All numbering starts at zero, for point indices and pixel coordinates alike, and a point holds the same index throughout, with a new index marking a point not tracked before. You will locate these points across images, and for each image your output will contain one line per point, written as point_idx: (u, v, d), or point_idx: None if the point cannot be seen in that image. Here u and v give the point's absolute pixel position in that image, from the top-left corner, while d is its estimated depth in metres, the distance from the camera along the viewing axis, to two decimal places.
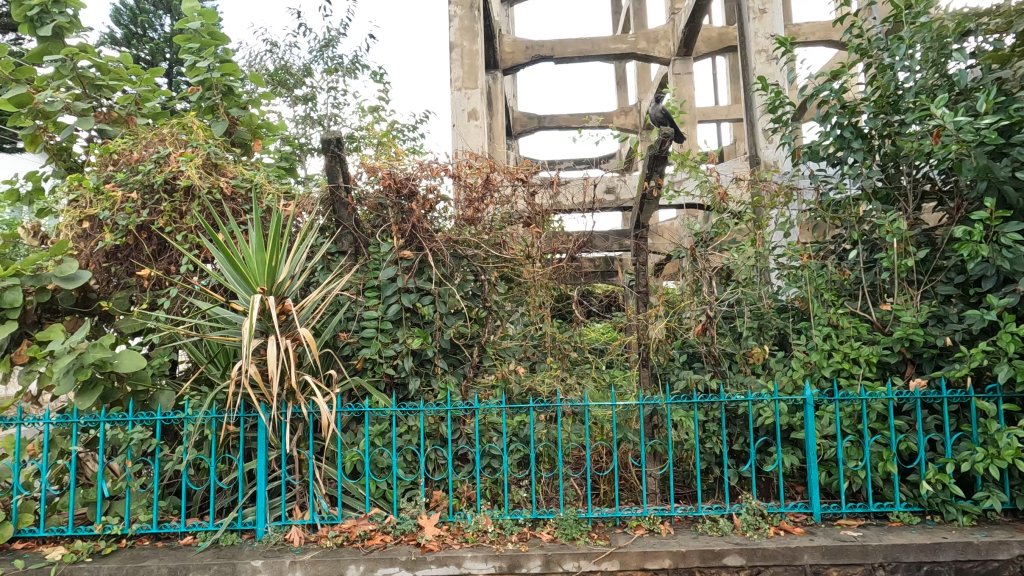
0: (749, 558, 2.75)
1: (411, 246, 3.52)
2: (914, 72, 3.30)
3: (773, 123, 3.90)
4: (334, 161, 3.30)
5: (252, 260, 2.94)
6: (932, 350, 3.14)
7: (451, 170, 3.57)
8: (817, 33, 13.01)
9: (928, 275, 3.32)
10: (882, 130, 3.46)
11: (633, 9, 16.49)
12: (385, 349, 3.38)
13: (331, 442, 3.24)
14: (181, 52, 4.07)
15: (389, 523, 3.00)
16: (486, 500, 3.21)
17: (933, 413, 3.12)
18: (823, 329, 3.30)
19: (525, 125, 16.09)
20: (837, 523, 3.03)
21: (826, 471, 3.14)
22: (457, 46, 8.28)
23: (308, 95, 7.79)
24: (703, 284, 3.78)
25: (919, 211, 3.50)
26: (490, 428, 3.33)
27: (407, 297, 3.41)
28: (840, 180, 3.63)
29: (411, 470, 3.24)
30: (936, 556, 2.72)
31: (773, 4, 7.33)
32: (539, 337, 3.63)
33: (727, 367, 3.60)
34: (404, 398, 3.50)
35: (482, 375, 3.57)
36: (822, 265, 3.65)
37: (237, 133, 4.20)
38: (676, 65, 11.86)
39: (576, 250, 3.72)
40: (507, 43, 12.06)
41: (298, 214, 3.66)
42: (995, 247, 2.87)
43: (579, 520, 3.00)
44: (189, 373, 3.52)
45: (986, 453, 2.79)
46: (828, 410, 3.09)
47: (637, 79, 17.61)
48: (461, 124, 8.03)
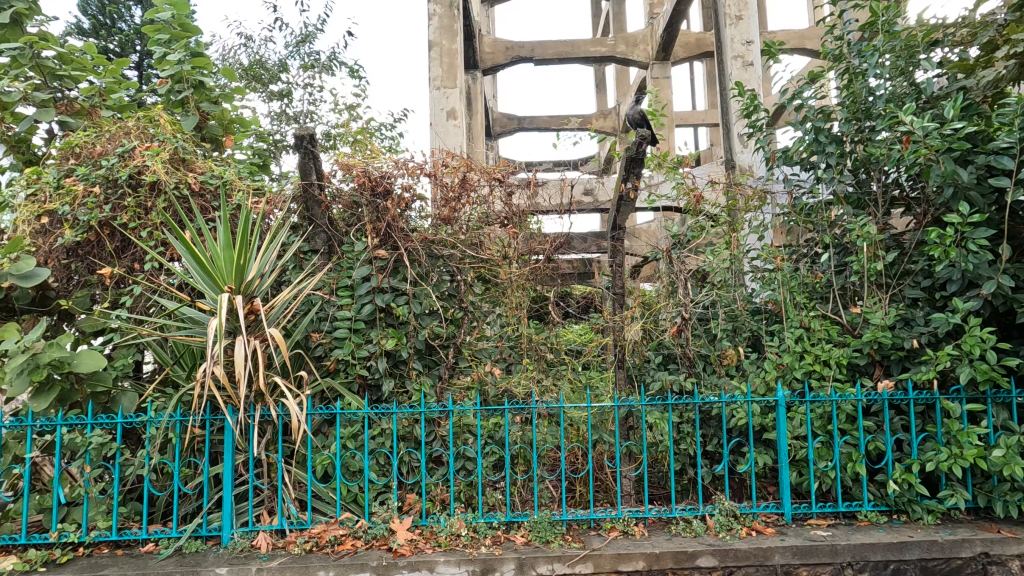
0: (722, 559, 2.76)
1: (386, 245, 3.45)
2: (884, 80, 3.37)
3: (749, 128, 3.94)
4: (307, 157, 3.24)
5: (219, 259, 2.86)
6: (899, 352, 3.20)
7: (428, 169, 3.53)
8: (792, 40, 13.36)
9: (897, 278, 3.39)
10: (855, 135, 3.51)
11: (612, 12, 16.63)
12: (359, 349, 3.32)
13: (302, 446, 3.17)
14: (150, 44, 3.97)
15: (361, 528, 2.95)
16: (460, 503, 3.18)
17: (900, 414, 3.18)
18: (796, 331, 3.34)
19: (505, 126, 16.13)
20: (807, 522, 3.06)
21: (797, 471, 3.18)
22: (437, 45, 8.23)
23: (284, 91, 7.66)
24: (679, 286, 3.82)
25: (889, 216, 3.56)
26: (465, 430, 3.30)
27: (381, 297, 3.34)
28: (813, 185, 3.74)
29: (383, 474, 3.19)
30: (902, 555, 2.77)
31: (749, 11, 7.45)
32: (515, 338, 3.61)
33: (701, 368, 3.64)
34: (377, 399, 3.43)
35: (458, 376, 3.53)
36: (795, 268, 3.71)
37: (208, 128, 4.10)
38: (655, 69, 12.10)
39: (553, 251, 3.73)
40: (487, 43, 12.06)
41: (270, 211, 3.58)
42: (962, 253, 2.93)
43: (553, 522, 2.98)
44: (154, 374, 3.40)
45: (950, 452, 2.85)
46: (799, 411, 3.13)
47: (616, 82, 17.76)
48: (439, 124, 7.95)
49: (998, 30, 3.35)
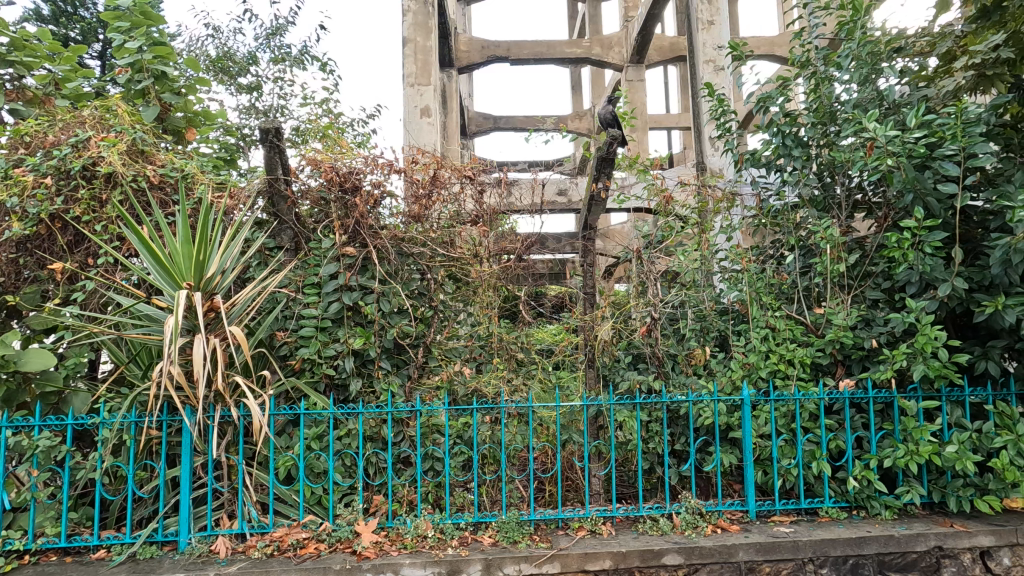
0: (687, 557, 2.78)
1: (354, 243, 3.39)
2: (849, 87, 3.45)
3: (718, 130, 4.00)
4: (273, 151, 3.16)
5: (178, 255, 2.78)
6: (859, 351, 3.27)
7: (398, 166, 3.47)
8: (761, 47, 13.73)
9: (858, 280, 3.47)
10: (820, 139, 3.58)
11: (588, 15, 16.78)
12: (325, 348, 3.24)
13: (264, 447, 3.09)
14: (108, 31, 3.83)
15: (324, 530, 2.89)
16: (428, 504, 3.14)
17: (860, 412, 3.26)
18: (761, 331, 3.40)
19: (480, 125, 16.12)
20: (771, 519, 3.11)
21: (762, 470, 3.23)
22: (411, 41, 8.14)
23: (253, 84, 7.48)
24: (649, 286, 3.85)
25: (851, 219, 3.65)
26: (433, 430, 3.26)
27: (349, 296, 3.27)
28: (779, 188, 3.80)
29: (349, 475, 3.13)
30: (861, 550, 2.83)
31: (720, 16, 7.59)
32: (485, 338, 3.57)
33: (670, 367, 3.67)
34: (344, 399, 3.37)
35: (428, 376, 3.48)
36: (762, 269, 3.78)
37: (170, 120, 3.96)
38: (629, 72, 12.25)
39: (525, 251, 3.72)
40: (463, 42, 12.01)
41: (233, 206, 3.48)
42: (919, 256, 3.02)
43: (521, 523, 2.97)
44: (109, 374, 3.28)
45: (907, 449, 2.93)
46: (764, 410, 3.18)
47: (591, 84, 17.91)
48: (413, 122, 7.88)
49: (956, 42, 3.47)
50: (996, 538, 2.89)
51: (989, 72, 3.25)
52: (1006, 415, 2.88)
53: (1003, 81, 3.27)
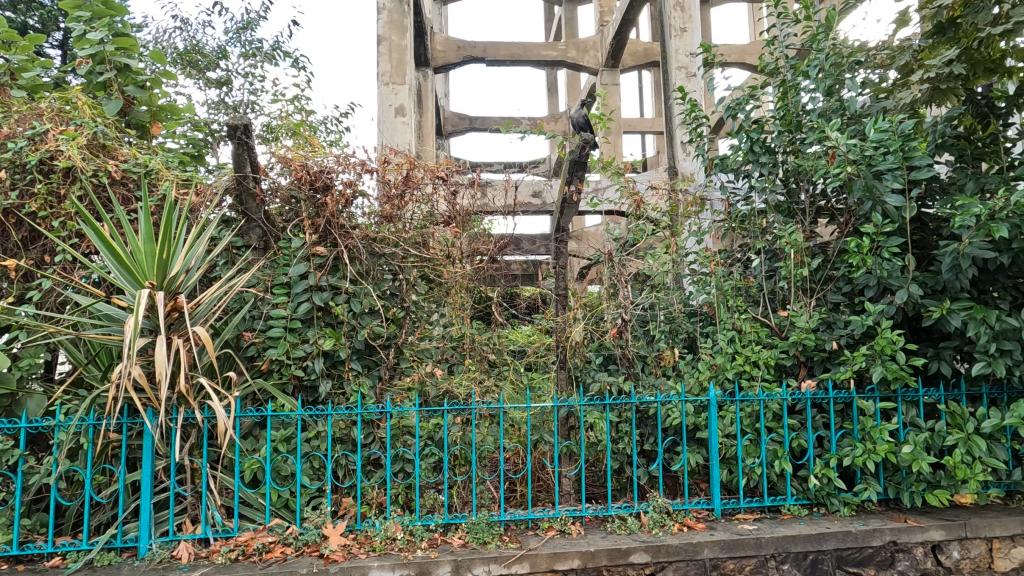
0: (654, 555, 2.82)
1: (325, 242, 3.34)
2: (815, 96, 3.55)
3: (689, 135, 4.07)
4: (242, 148, 3.11)
5: (140, 253, 2.71)
6: (821, 353, 3.37)
7: (371, 166, 3.44)
8: (732, 55, 14.18)
9: (821, 283, 3.58)
10: (786, 146, 3.68)
11: (565, 18, 16.92)
12: (294, 349, 3.19)
13: (229, 450, 3.03)
14: (68, 21, 3.71)
15: (291, 534, 2.84)
16: (398, 507, 3.12)
17: (822, 412, 3.36)
18: (728, 333, 3.48)
19: (456, 125, 16.08)
20: (735, 517, 3.19)
21: (727, 468, 3.30)
22: (385, 40, 8.08)
23: (223, 79, 7.31)
24: (620, 288, 3.90)
25: (815, 224, 3.75)
26: (404, 432, 3.23)
27: (318, 296, 3.23)
28: (747, 194, 3.90)
29: (317, 478, 3.09)
30: (820, 546, 2.92)
31: (692, 24, 7.75)
32: (458, 338, 3.60)
33: (640, 368, 3.72)
34: (313, 401, 3.32)
35: (399, 377, 3.45)
36: (729, 272, 3.86)
37: (133, 114, 3.85)
38: (604, 75, 12.43)
39: (497, 252, 3.76)
40: (439, 42, 11.94)
41: (199, 204, 3.41)
42: (879, 261, 3.12)
43: (491, 524, 2.97)
44: (66, 375, 3.18)
45: (865, 448, 3.04)
46: (729, 410, 3.25)
47: (567, 87, 18.05)
48: (387, 121, 7.82)
49: (913, 56, 3.62)
50: (947, 532, 3.01)
51: (943, 86, 3.38)
52: (957, 414, 3.01)
53: (956, 95, 3.43)
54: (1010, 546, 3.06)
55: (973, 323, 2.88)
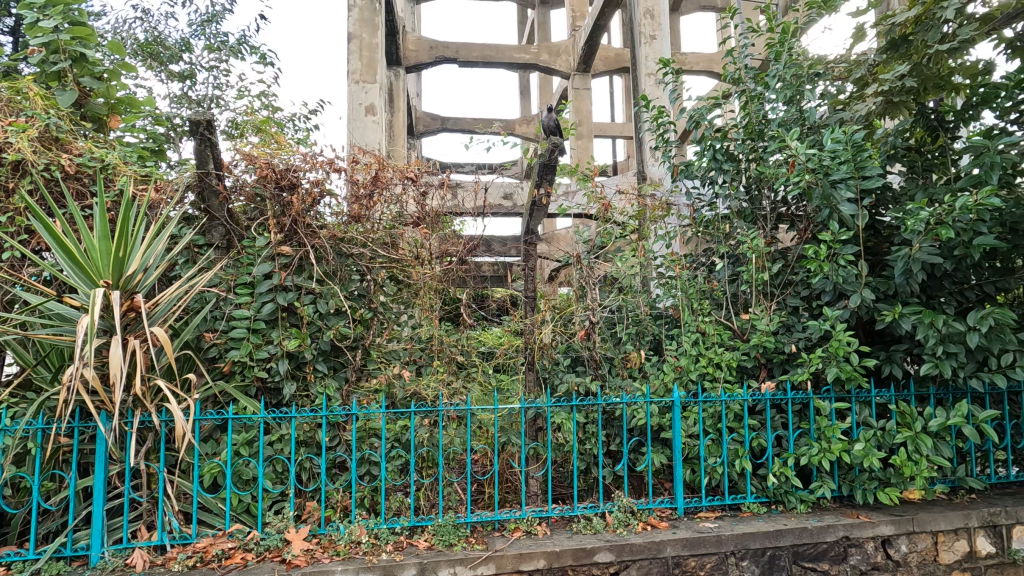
0: (618, 554, 2.86)
1: (290, 242, 3.28)
2: (777, 105, 3.66)
3: (657, 141, 4.15)
4: (204, 144, 3.03)
5: (94, 250, 2.62)
6: (780, 355, 3.48)
7: (339, 165, 3.41)
8: (700, 63, 14.61)
9: (781, 288, 3.69)
10: (749, 154, 3.78)
11: (538, 22, 17.04)
12: (257, 350, 3.13)
13: (188, 454, 2.95)
14: (20, 8, 3.56)
15: (252, 539, 2.78)
16: (363, 510, 3.08)
17: (780, 412, 3.46)
18: (692, 335, 3.56)
19: (428, 126, 16.02)
20: (697, 515, 3.26)
21: (690, 468, 3.37)
22: (356, 37, 7.99)
23: (186, 72, 7.11)
24: (588, 291, 3.95)
25: (776, 230, 3.86)
26: (370, 435, 3.20)
27: (283, 296, 3.17)
28: (711, 200, 4.00)
29: (280, 482, 3.04)
30: (778, 542, 3.01)
31: (662, 32, 7.91)
32: (426, 341, 3.60)
33: (606, 370, 3.77)
34: (277, 403, 3.26)
35: (366, 379, 3.40)
36: (694, 276, 3.95)
37: (90, 106, 3.72)
38: (575, 80, 12.60)
39: (467, 253, 3.75)
40: (411, 41, 11.85)
41: (159, 200, 3.31)
42: (835, 267, 3.24)
43: (457, 526, 2.97)
44: (13, 376, 3.04)
45: (821, 447, 3.15)
46: (692, 411, 3.32)
47: (539, 90, 18.17)
48: (357, 120, 7.73)
49: (868, 70, 3.77)
50: (896, 527, 3.13)
51: (896, 99, 3.53)
52: (906, 414, 3.14)
53: (907, 108, 3.57)
54: (953, 539, 3.21)
55: (922, 327, 3.00)
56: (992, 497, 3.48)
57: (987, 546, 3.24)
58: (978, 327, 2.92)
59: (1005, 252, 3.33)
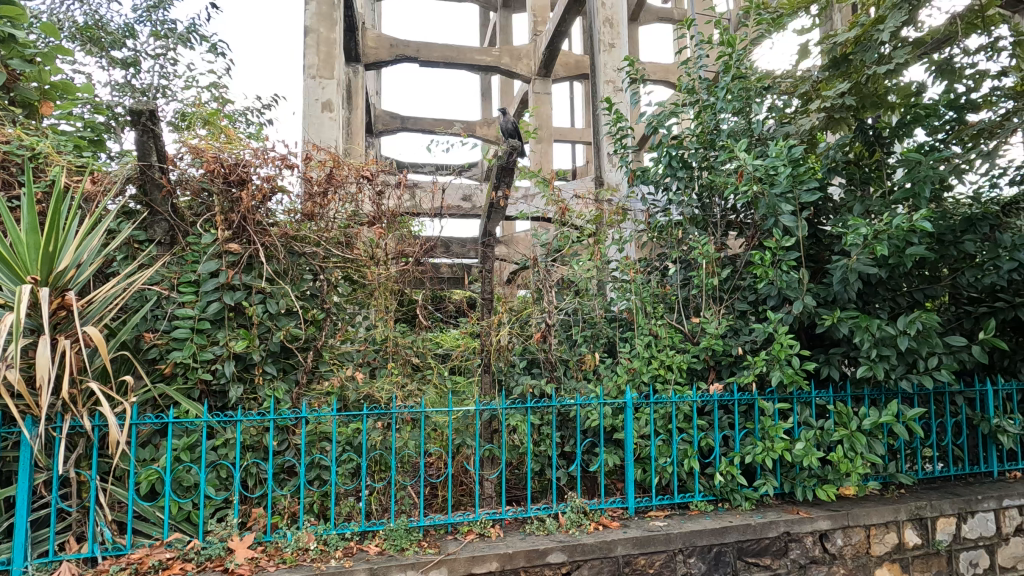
0: (570, 554, 2.89)
1: (239, 239, 3.16)
2: (729, 116, 3.77)
3: (615, 147, 4.23)
4: (146, 135, 2.88)
5: (20, 244, 2.45)
6: (728, 358, 3.59)
7: (292, 161, 3.32)
8: (657, 73, 15.04)
9: (729, 292, 3.82)
10: (702, 162, 3.89)
11: (500, 25, 17.12)
12: (202, 352, 3.00)
13: (123, 461, 2.80)
14: None
15: (192, 549, 2.66)
16: (311, 516, 3.00)
17: (728, 413, 3.57)
18: (645, 338, 3.63)
19: (387, 124, 15.81)
20: (648, 514, 3.33)
21: (642, 468, 3.44)
22: (313, 31, 7.80)
23: (129, 59, 6.77)
24: (545, 294, 3.99)
25: (726, 237, 3.99)
26: (320, 438, 3.12)
27: (230, 296, 3.06)
28: (665, 206, 4.11)
29: (224, 488, 2.92)
30: (724, 539, 3.11)
31: (621, 41, 8.07)
32: (381, 341, 3.56)
33: (562, 372, 3.81)
34: (222, 407, 3.13)
35: (317, 382, 3.31)
36: (648, 280, 4.04)
37: (19, 90, 3.49)
38: (536, 84, 12.72)
39: (423, 254, 3.74)
40: (371, 38, 11.67)
41: (96, 193, 3.14)
42: (779, 273, 3.38)
43: (409, 530, 2.93)
44: None
45: (764, 446, 3.27)
46: (644, 412, 3.39)
47: (501, 93, 18.22)
48: (313, 116, 7.55)
49: (812, 86, 3.96)
50: (832, 522, 3.28)
51: (838, 115, 3.75)
52: (843, 414, 3.30)
53: (847, 124, 3.79)
54: (884, 532, 3.39)
55: (858, 331, 3.16)
56: (919, 491, 3.70)
57: (914, 538, 3.44)
58: (908, 331, 3.10)
59: (932, 262, 3.56)
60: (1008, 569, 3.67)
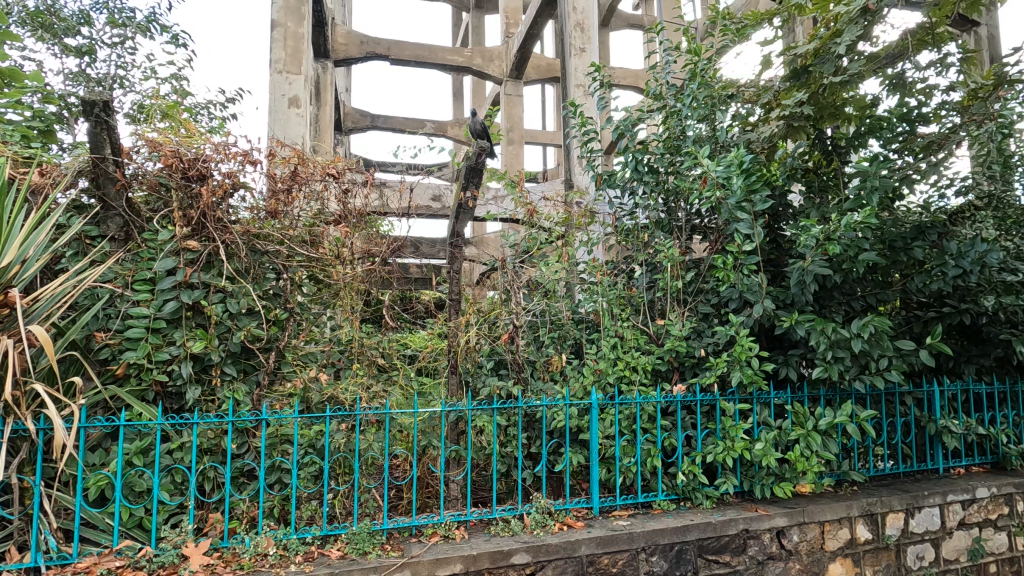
0: (535, 555, 2.90)
1: (198, 236, 3.07)
2: (694, 123, 3.86)
3: (584, 151, 4.28)
4: (99, 127, 2.78)
5: None
6: (691, 359, 3.67)
7: (255, 157, 3.24)
8: (627, 78, 15.31)
9: (693, 295, 3.90)
10: (668, 167, 3.96)
11: (473, 26, 17.12)
12: (157, 352, 2.90)
13: (70, 466, 2.68)
14: None
15: (143, 556, 2.57)
16: (271, 520, 2.93)
17: (690, 413, 3.65)
18: (612, 339, 3.66)
19: (357, 122, 15.60)
20: (612, 514, 3.36)
21: (606, 468, 3.48)
22: (280, 25, 7.64)
23: (84, 47, 6.50)
24: (513, 295, 4.00)
25: (691, 240, 4.07)
26: (281, 441, 3.05)
27: (188, 294, 2.96)
28: (632, 210, 4.17)
29: (179, 493, 2.83)
30: (685, 537, 3.17)
31: (591, 45, 8.17)
32: (346, 342, 3.48)
33: (529, 373, 3.82)
34: (178, 409, 3.03)
35: (279, 383, 3.24)
36: (614, 282, 4.08)
37: None
38: (508, 86, 12.77)
39: (390, 254, 3.64)
40: (341, 34, 11.50)
41: (44, 186, 3.01)
42: (741, 277, 3.47)
43: (372, 533, 2.90)
44: None
45: (724, 445, 3.35)
46: (609, 412, 3.43)
47: (472, 93, 18.20)
48: (279, 112, 7.39)
49: (773, 96, 4.05)
50: (789, 519, 3.38)
51: (796, 123, 3.79)
52: (800, 414, 3.40)
53: (806, 133, 3.83)
54: (838, 528, 3.51)
55: (814, 333, 3.26)
56: (871, 488, 3.84)
57: (865, 533, 3.57)
58: (862, 334, 3.21)
59: (884, 267, 3.70)
60: (951, 561, 3.84)
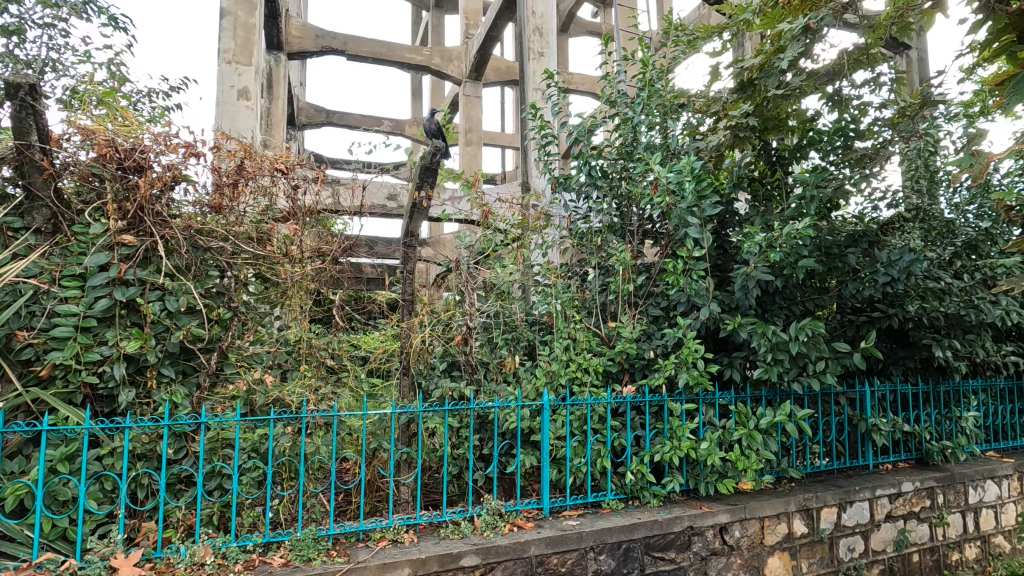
0: (484, 557, 2.89)
1: (134, 230, 2.93)
2: (647, 130, 3.94)
3: (540, 154, 4.31)
4: (24, 112, 2.64)
5: None
6: (641, 361, 3.74)
7: (198, 150, 3.10)
8: (585, 83, 15.54)
9: (644, 298, 3.98)
10: (620, 173, 4.06)
11: (433, 25, 16.98)
12: (86, 352, 2.73)
13: None
14: None
15: (66, 569, 2.41)
16: (209, 528, 2.81)
17: (639, 414, 3.72)
18: (565, 341, 3.70)
19: (311, 117, 15.20)
20: (561, 514, 3.39)
21: (557, 468, 3.51)
22: (229, 14, 7.35)
23: (11, 27, 6.07)
24: (466, 296, 3.98)
25: (642, 244, 4.16)
26: (222, 445, 2.92)
27: (122, 291, 2.80)
28: (586, 213, 4.22)
29: (108, 501, 2.68)
30: (632, 535, 3.23)
31: (550, 50, 8.25)
32: (293, 343, 3.40)
33: (482, 374, 3.82)
34: (110, 413, 2.87)
35: (222, 385, 3.10)
36: (568, 284, 4.13)
37: None
38: (467, 86, 12.72)
39: (341, 253, 3.58)
40: (296, 26, 11.16)
41: None
42: (689, 281, 3.57)
43: (318, 539, 2.82)
44: None
45: (671, 445, 3.44)
46: (561, 414, 3.46)
47: (431, 93, 18.05)
48: (228, 103, 7.12)
49: (722, 106, 4.18)
50: (731, 515, 3.50)
51: (742, 133, 3.85)
52: (742, 414, 3.53)
53: (752, 143, 3.90)
54: (776, 523, 3.66)
55: (756, 336, 3.40)
56: (807, 484, 4.02)
57: (801, 527, 3.74)
58: (800, 337, 3.36)
59: (822, 273, 3.89)
60: (879, 552, 4.07)
